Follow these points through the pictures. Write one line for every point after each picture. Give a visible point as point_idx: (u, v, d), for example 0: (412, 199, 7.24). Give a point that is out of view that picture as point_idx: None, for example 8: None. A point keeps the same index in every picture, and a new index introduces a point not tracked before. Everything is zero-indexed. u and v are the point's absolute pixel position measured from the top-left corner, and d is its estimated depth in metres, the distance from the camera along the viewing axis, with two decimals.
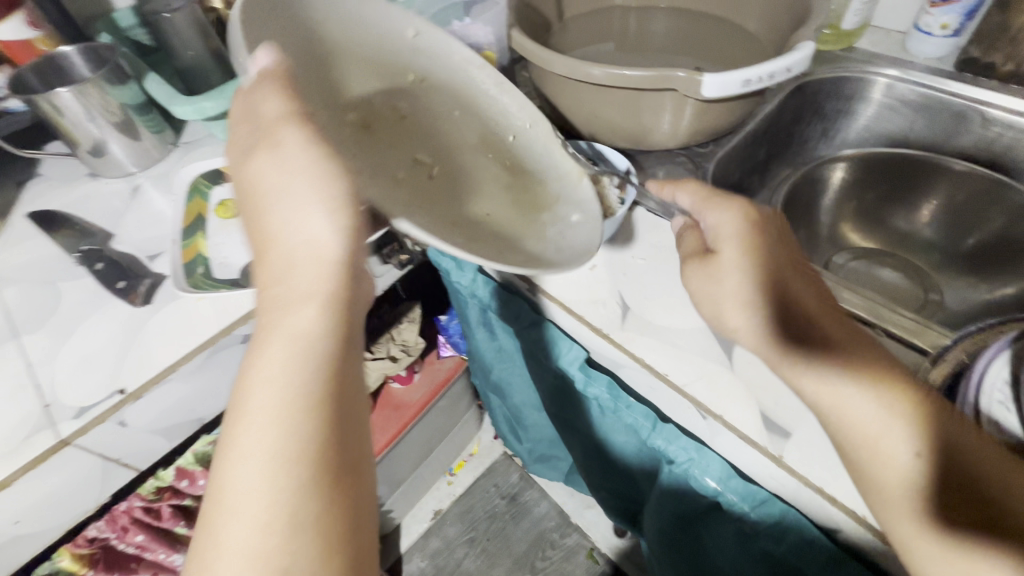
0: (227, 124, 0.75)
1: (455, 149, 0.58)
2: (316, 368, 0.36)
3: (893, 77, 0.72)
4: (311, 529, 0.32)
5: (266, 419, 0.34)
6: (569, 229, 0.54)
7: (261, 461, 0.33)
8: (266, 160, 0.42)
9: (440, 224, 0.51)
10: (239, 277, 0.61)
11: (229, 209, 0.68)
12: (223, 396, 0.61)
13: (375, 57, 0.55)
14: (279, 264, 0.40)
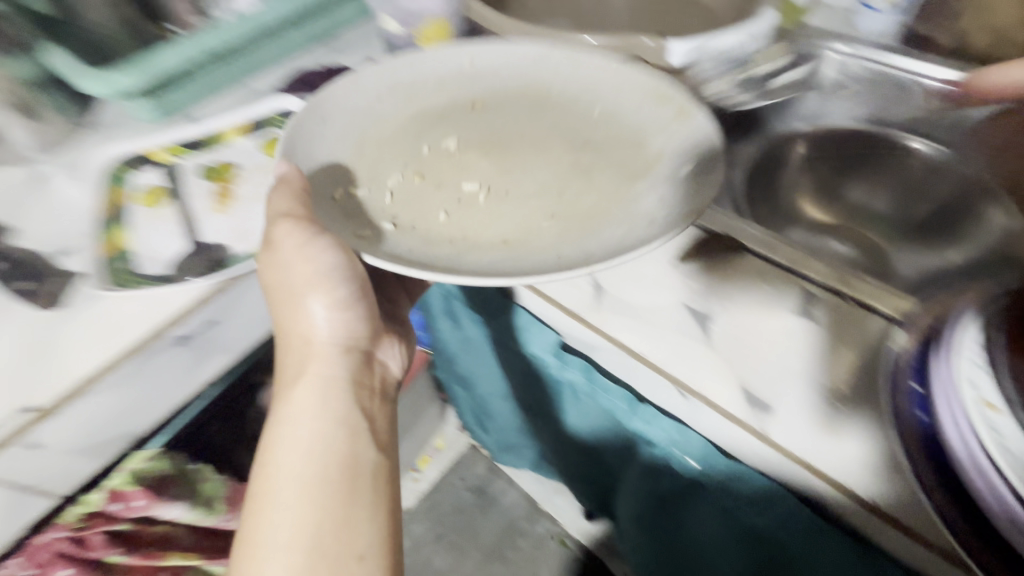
0: (149, 102, 0.66)
1: (519, 145, 0.57)
2: (328, 454, 0.48)
3: (843, 54, 0.72)
4: (326, 557, 0.44)
5: (288, 493, 0.46)
6: (668, 186, 0.48)
7: (290, 523, 0.45)
8: (270, 271, 0.48)
9: (491, 248, 0.47)
10: (172, 271, 0.52)
11: (158, 196, 0.59)
12: (160, 406, 0.54)
13: (439, 100, 0.60)
14: (292, 355, 0.52)
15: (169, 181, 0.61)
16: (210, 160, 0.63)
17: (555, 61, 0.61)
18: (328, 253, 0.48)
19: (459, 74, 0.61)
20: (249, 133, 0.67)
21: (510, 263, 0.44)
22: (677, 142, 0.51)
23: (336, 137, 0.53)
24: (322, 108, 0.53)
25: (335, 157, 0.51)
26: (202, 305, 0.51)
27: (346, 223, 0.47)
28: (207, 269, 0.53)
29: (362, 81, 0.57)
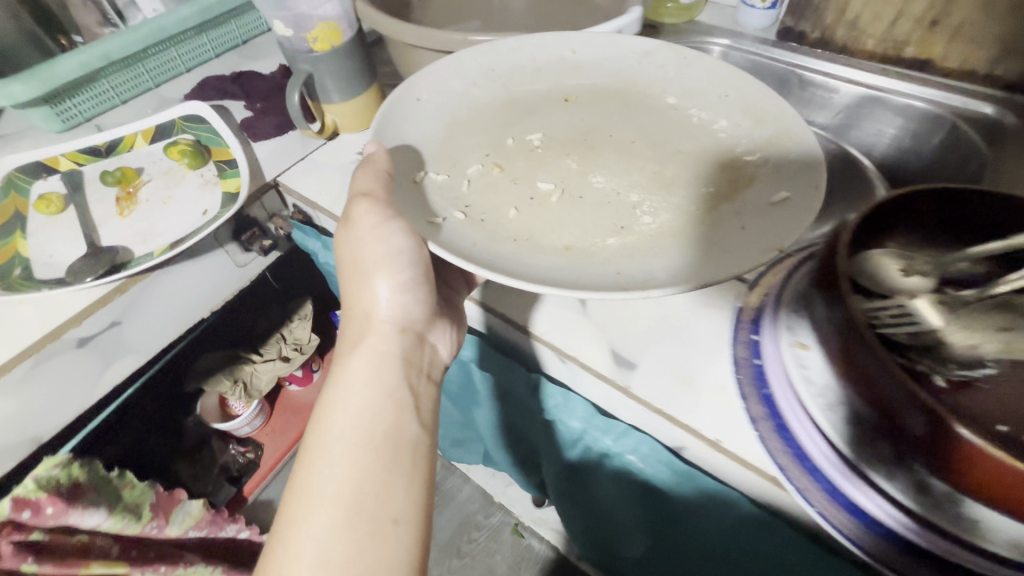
0: (48, 111, 0.66)
1: (605, 146, 0.54)
2: (375, 419, 0.41)
3: (727, 46, 0.80)
4: (365, 522, 0.37)
5: (331, 454, 0.39)
6: (751, 215, 0.44)
7: (331, 487, 0.38)
8: (347, 244, 0.47)
9: (548, 252, 0.44)
10: (66, 273, 0.52)
11: (51, 203, 0.58)
12: (66, 409, 0.54)
13: (532, 92, 0.58)
14: (352, 326, 0.48)
15: (69, 187, 0.61)
16: (111, 166, 0.63)
17: (657, 59, 0.58)
18: (406, 242, 0.47)
19: (561, 64, 0.60)
20: (154, 139, 0.67)
21: (568, 269, 0.42)
22: (772, 160, 0.48)
23: (430, 121, 0.54)
24: (418, 89, 0.54)
25: (420, 138, 0.52)
26: (102, 305, 0.52)
27: (420, 209, 0.46)
28: (105, 269, 0.53)
29: (465, 68, 0.58)
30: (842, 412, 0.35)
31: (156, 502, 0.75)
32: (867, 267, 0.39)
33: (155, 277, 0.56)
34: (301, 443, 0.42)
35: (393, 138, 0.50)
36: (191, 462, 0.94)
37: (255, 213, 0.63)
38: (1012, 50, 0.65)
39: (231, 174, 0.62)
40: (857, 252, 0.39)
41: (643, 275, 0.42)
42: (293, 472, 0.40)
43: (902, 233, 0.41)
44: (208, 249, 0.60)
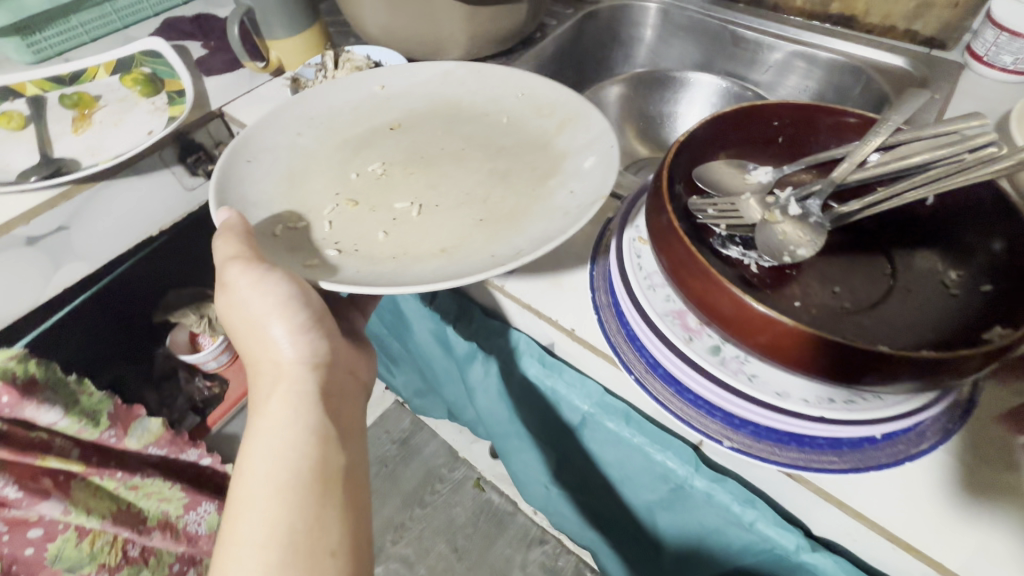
0: (19, 42, 0.72)
1: (443, 161, 0.55)
2: (299, 456, 0.38)
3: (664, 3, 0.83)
4: (300, 562, 0.34)
5: (257, 498, 0.36)
6: (579, 179, 0.49)
7: (257, 532, 0.35)
8: (230, 309, 0.43)
9: (426, 259, 0.45)
10: (16, 177, 0.59)
11: (13, 119, 0.65)
12: (21, 295, 0.62)
13: (358, 128, 0.58)
14: (262, 381, 0.42)
15: (31, 108, 0.67)
16: (70, 92, 0.69)
17: (457, 77, 0.61)
18: (282, 283, 0.41)
19: (374, 99, 0.60)
20: (114, 71, 0.73)
21: (441, 270, 0.43)
22: (577, 140, 0.52)
23: (267, 178, 0.51)
24: (244, 150, 0.51)
25: (263, 196, 0.49)
26: (50, 207, 0.58)
27: (299, 253, 0.45)
28: (51, 173, 0.59)
29: (282, 119, 0.55)
30: (659, 291, 0.41)
31: (113, 412, 0.82)
32: (709, 174, 0.44)
33: (100, 188, 0.61)
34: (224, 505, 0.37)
35: (236, 207, 0.47)
36: (157, 390, 1.00)
37: (202, 139, 0.68)
38: (927, 5, 0.68)
39: (177, 102, 0.68)
40: (699, 161, 0.45)
41: (517, 250, 0.44)
42: (220, 527, 0.37)
43: (740, 150, 0.47)
44: (153, 168, 0.66)
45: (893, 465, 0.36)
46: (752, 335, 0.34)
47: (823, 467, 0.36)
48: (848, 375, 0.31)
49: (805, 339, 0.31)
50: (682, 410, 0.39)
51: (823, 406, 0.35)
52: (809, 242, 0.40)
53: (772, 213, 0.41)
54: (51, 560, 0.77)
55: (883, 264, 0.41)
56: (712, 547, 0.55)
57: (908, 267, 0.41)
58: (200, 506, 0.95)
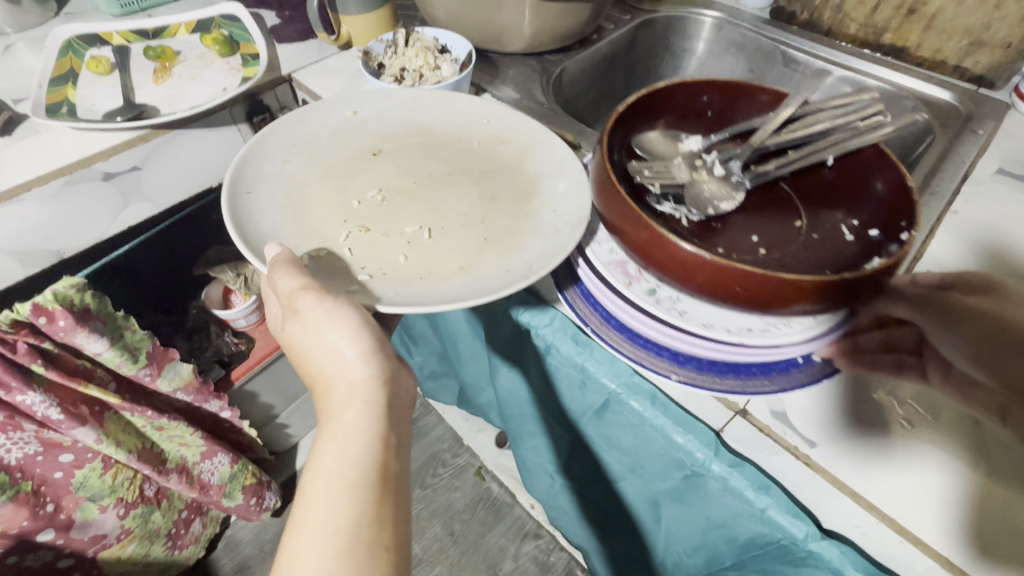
0: None
1: (435, 185, 0.58)
2: (365, 456, 0.40)
3: (718, 18, 0.86)
4: (360, 552, 0.37)
5: (324, 494, 0.38)
6: (559, 200, 0.54)
7: (326, 519, 0.37)
8: (303, 336, 0.44)
9: (447, 277, 0.49)
10: (102, 117, 0.64)
11: (101, 64, 0.70)
12: (85, 232, 0.68)
13: (340, 152, 0.59)
14: (335, 394, 0.43)
15: (116, 56, 0.73)
16: (154, 45, 0.75)
17: (423, 103, 0.64)
18: (351, 311, 0.43)
19: (347, 124, 0.62)
20: (194, 31, 0.78)
21: (460, 290, 0.47)
22: (546, 164, 0.58)
23: (269, 207, 0.52)
24: (244, 182, 0.52)
25: (275, 228, 0.50)
26: (125, 148, 0.63)
27: (341, 278, 0.49)
28: (133, 116, 0.64)
29: (268, 150, 0.55)
30: (605, 245, 0.51)
31: (151, 352, 0.81)
32: (645, 144, 0.59)
33: (174, 135, 0.67)
34: (295, 493, 0.40)
35: (252, 239, 0.48)
36: (188, 340, 1.03)
37: (269, 102, 0.74)
38: (979, 42, 0.70)
39: (252, 63, 0.73)
40: (639, 135, 0.59)
41: (529, 265, 0.48)
42: (290, 507, 0.39)
43: (675, 122, 0.60)
44: (223, 122, 0.71)
45: (807, 383, 0.46)
46: (689, 279, 0.42)
47: (747, 389, 0.46)
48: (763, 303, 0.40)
49: (728, 278, 0.39)
50: (634, 352, 0.49)
51: (741, 333, 0.45)
52: (730, 196, 0.55)
53: (700, 173, 0.56)
54: (77, 486, 0.85)
55: (796, 220, 0.55)
56: (714, 543, 0.57)
57: (817, 224, 0.54)
58: (215, 457, 1.02)
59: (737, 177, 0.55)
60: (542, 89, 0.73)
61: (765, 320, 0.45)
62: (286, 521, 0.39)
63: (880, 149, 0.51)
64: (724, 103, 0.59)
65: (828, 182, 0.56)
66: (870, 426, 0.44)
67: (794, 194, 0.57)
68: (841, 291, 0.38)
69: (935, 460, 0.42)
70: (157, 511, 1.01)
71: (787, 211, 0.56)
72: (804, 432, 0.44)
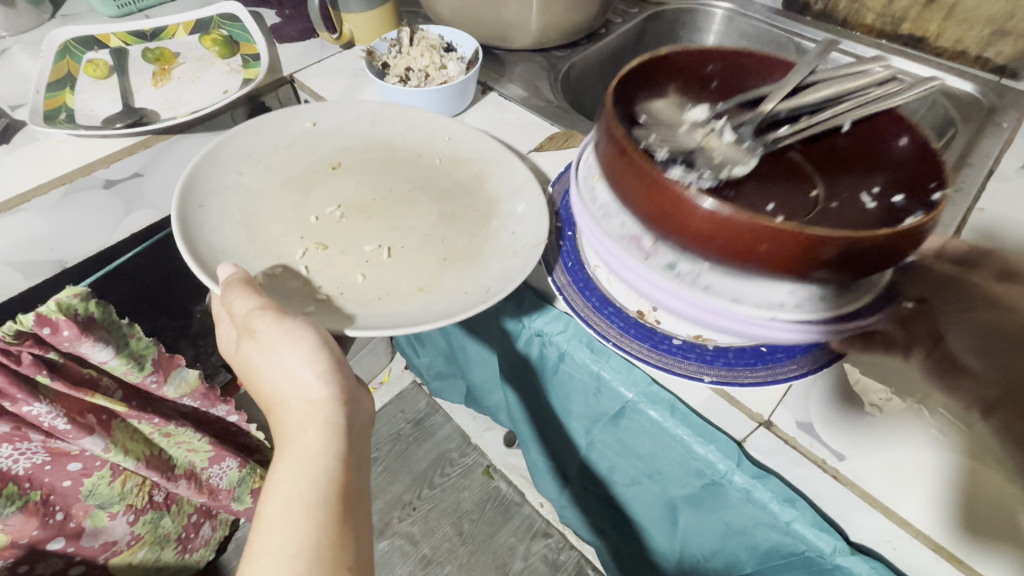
0: None
1: (394, 203, 0.57)
2: (323, 478, 0.39)
3: (730, 11, 0.84)
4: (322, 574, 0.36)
5: (283, 517, 0.38)
6: (518, 221, 0.53)
7: (283, 543, 0.37)
8: (259, 359, 0.43)
9: (407, 299, 0.48)
10: (103, 123, 0.65)
11: (99, 67, 0.69)
12: (87, 239, 0.60)
13: (297, 164, 0.59)
14: (292, 417, 0.42)
15: (114, 59, 0.72)
16: (152, 46, 0.73)
17: (384, 118, 0.63)
18: (310, 335, 0.42)
19: (306, 135, 0.61)
20: (193, 31, 0.77)
21: (411, 315, 0.46)
22: (506, 185, 0.57)
23: (222, 222, 0.51)
24: (194, 194, 0.51)
25: (227, 245, 0.49)
26: (129, 152, 0.64)
27: (297, 298, 0.48)
28: (133, 121, 0.64)
29: (221, 160, 0.55)
30: (614, 219, 0.46)
31: (157, 359, 0.80)
32: (648, 108, 0.51)
33: (176, 139, 0.66)
34: (255, 515, 0.39)
35: (206, 256, 0.47)
36: (194, 346, 0.96)
37: (271, 103, 0.72)
38: (1001, 31, 0.67)
39: (253, 65, 0.71)
40: (644, 100, 0.51)
41: (487, 287, 0.47)
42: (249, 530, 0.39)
43: (680, 89, 0.53)
44: (225, 126, 0.69)
45: (825, 366, 0.44)
46: (706, 242, 0.37)
47: (780, 377, 0.43)
48: (790, 264, 0.36)
49: (753, 235, 0.35)
50: (661, 359, 0.45)
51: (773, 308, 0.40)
52: (741, 158, 0.48)
53: (710, 138, 0.49)
54: (86, 494, 0.84)
55: (810, 189, 0.52)
56: (735, 549, 0.55)
57: (836, 194, 0.51)
58: (223, 461, 1.01)
59: (750, 134, 0.48)
60: (550, 86, 0.71)
61: (794, 295, 0.41)
62: (248, 537, 0.39)
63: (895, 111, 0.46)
64: (730, 70, 0.53)
65: (841, 149, 0.51)
66: (904, 439, 0.42)
67: (807, 165, 0.53)
68: (880, 252, 0.35)
69: (975, 475, 0.40)
70: (167, 515, 1.01)
71: (799, 181, 0.53)
72: (831, 444, 0.43)
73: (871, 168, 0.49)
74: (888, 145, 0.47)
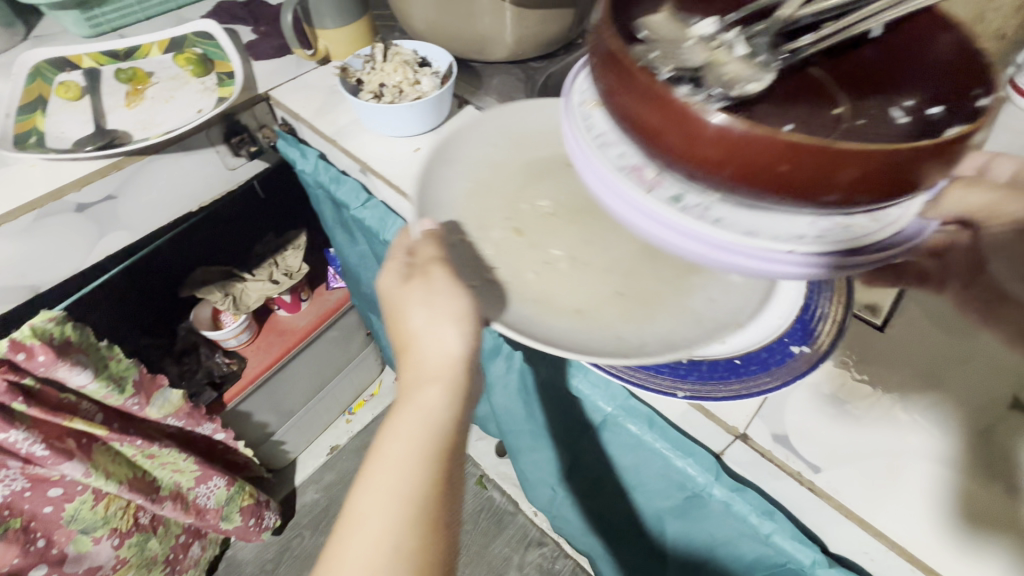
0: (79, 17, 0.77)
1: (608, 219, 0.49)
2: (433, 437, 0.37)
3: None
4: (421, 533, 0.35)
5: (391, 471, 0.36)
6: (721, 289, 0.44)
7: (391, 497, 0.35)
8: (414, 303, 0.40)
9: (558, 314, 0.43)
10: (74, 146, 0.63)
11: (70, 89, 0.69)
12: (59, 266, 0.66)
13: (548, 149, 0.53)
14: (420, 368, 0.40)
15: (86, 80, 0.71)
16: (125, 67, 0.73)
17: None
18: (462, 298, 0.40)
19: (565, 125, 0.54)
20: (167, 49, 0.76)
21: (574, 338, 0.41)
22: None
23: (459, 181, 0.50)
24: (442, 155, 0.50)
25: (445, 203, 0.48)
26: (99, 176, 0.63)
27: (468, 269, 0.45)
28: (104, 144, 0.64)
29: (475, 131, 0.52)
30: (612, 142, 0.34)
31: (138, 381, 0.79)
32: (644, 24, 0.36)
33: (148, 161, 0.66)
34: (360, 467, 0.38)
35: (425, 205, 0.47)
36: (178, 363, 0.96)
37: (246, 120, 0.72)
38: None
39: (227, 83, 0.71)
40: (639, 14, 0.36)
41: (644, 344, 0.40)
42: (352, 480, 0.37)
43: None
44: (200, 146, 0.70)
45: (807, 373, 0.42)
46: (712, 168, 0.27)
47: (754, 390, 0.42)
48: (822, 191, 0.26)
49: (779, 155, 0.25)
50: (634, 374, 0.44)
51: (795, 244, 0.31)
52: (752, 76, 0.33)
53: (718, 53, 0.34)
54: (68, 520, 0.83)
55: (833, 112, 0.36)
56: (719, 559, 0.55)
57: (861, 112, 0.36)
58: (210, 480, 1.00)
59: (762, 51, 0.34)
60: (526, 97, 0.71)
61: (817, 224, 0.32)
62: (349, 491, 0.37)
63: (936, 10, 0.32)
64: None
65: (868, 66, 0.36)
66: (886, 448, 0.41)
67: (828, 85, 0.37)
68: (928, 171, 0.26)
69: (953, 478, 0.39)
70: (154, 537, 0.99)
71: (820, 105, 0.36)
72: (807, 456, 0.42)
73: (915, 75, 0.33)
74: (925, 50, 0.33)
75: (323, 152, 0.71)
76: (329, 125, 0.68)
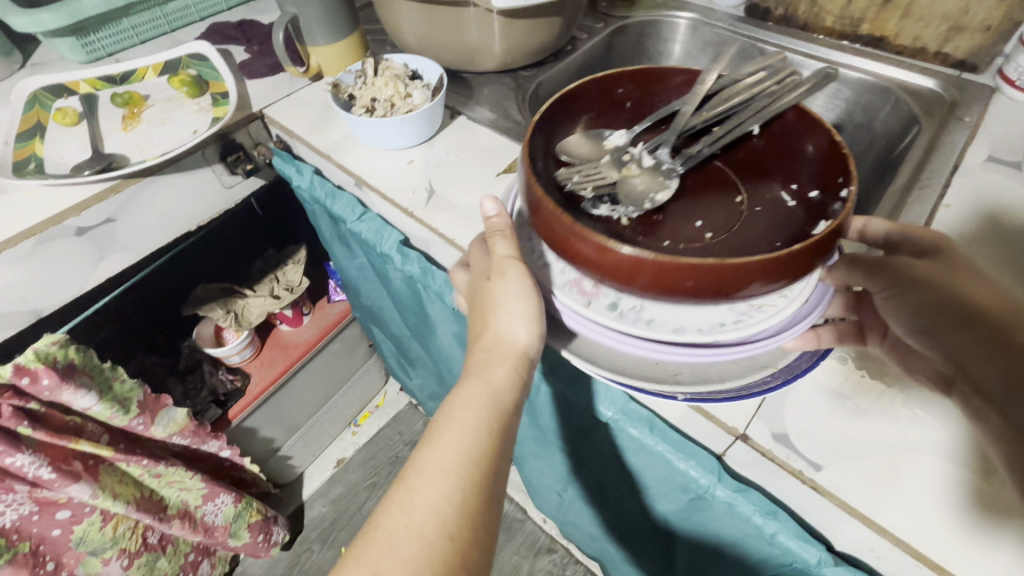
0: (75, 42, 0.78)
1: None
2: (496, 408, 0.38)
3: (693, 20, 0.85)
4: (479, 488, 0.35)
5: (455, 433, 0.37)
6: None
7: (454, 453, 0.36)
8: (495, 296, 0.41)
9: None
10: (72, 172, 0.64)
11: (68, 115, 0.70)
12: (61, 289, 0.66)
13: None
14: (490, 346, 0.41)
15: (83, 106, 0.72)
16: (121, 91, 0.74)
17: None
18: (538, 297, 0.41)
19: None
20: (162, 72, 0.77)
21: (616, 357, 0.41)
22: None
23: None
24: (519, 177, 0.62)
25: None
26: (98, 200, 0.64)
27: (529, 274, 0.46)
28: (102, 168, 0.64)
29: None
30: (555, 266, 0.43)
31: (142, 401, 0.79)
32: (565, 148, 0.48)
33: (146, 183, 0.67)
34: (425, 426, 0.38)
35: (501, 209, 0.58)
36: (182, 382, 0.97)
37: (241, 138, 0.73)
38: (958, 27, 0.69)
39: (222, 103, 0.72)
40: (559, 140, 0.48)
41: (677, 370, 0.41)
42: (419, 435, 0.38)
43: (595, 121, 0.51)
44: (194, 166, 0.70)
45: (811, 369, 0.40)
46: (633, 281, 0.35)
47: (757, 388, 0.40)
48: (719, 291, 0.34)
49: (679, 271, 0.33)
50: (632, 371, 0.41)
51: (715, 330, 0.38)
52: (662, 186, 0.47)
53: (629, 168, 0.47)
54: (77, 542, 0.83)
55: (735, 196, 0.49)
56: (723, 560, 0.55)
57: (757, 197, 0.49)
58: (218, 497, 1.00)
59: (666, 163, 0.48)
60: (517, 106, 0.72)
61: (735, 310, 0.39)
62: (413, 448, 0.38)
63: (800, 109, 0.45)
64: (641, 91, 0.50)
65: (759, 152, 0.50)
66: (885, 445, 0.41)
67: (730, 172, 0.51)
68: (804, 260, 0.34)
69: (955, 472, 0.39)
70: (163, 557, 0.99)
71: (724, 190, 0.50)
72: (808, 455, 0.42)
73: (790, 165, 0.47)
74: (796, 146, 0.46)
75: (319, 168, 0.72)
76: (323, 140, 0.68)
